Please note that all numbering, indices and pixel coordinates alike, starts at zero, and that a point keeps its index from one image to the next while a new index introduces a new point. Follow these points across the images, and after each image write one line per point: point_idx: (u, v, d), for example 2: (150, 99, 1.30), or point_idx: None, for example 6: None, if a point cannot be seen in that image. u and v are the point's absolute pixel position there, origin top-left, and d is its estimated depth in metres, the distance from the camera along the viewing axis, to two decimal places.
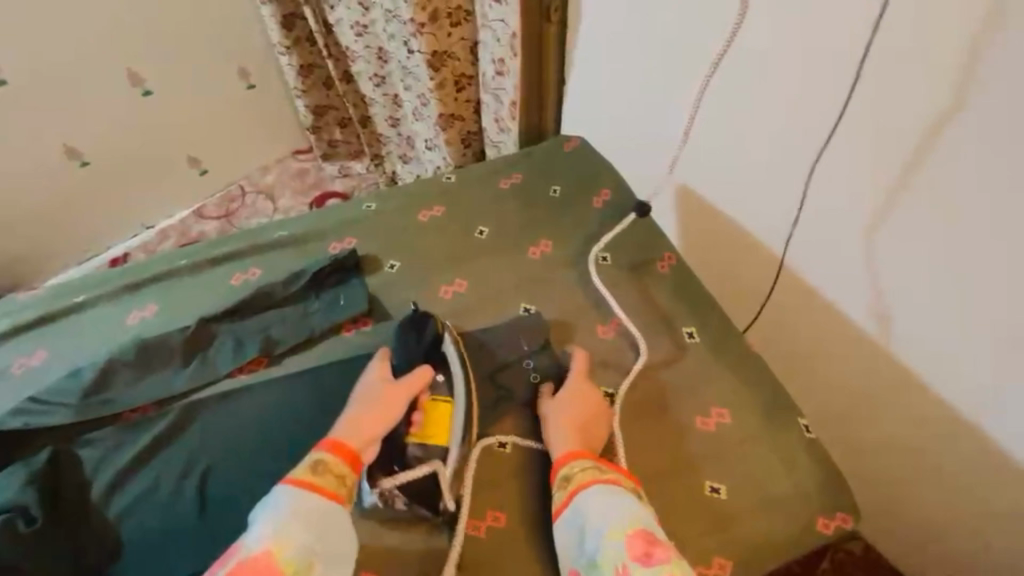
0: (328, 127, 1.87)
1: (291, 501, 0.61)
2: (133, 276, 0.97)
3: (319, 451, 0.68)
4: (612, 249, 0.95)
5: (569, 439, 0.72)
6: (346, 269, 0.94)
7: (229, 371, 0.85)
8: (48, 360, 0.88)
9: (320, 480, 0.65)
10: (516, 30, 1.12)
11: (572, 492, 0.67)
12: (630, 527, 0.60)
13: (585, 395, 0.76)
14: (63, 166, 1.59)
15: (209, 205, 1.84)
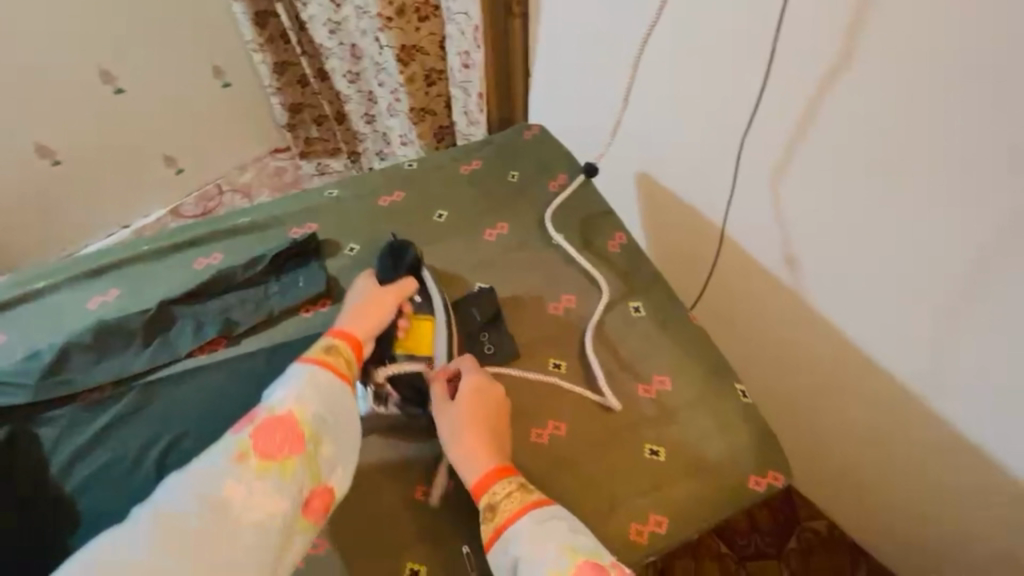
0: (304, 124, 1.88)
1: (304, 372, 0.69)
2: (94, 262, 0.98)
3: (332, 338, 0.75)
4: (562, 229, 0.99)
5: (482, 460, 0.69)
6: (307, 253, 0.96)
7: (189, 351, 0.87)
8: (9, 344, 0.89)
9: (330, 360, 0.72)
10: (478, 22, 1.16)
11: (502, 525, 0.65)
12: (574, 566, 0.60)
13: (477, 397, 0.74)
14: (33, 165, 1.59)
15: (187, 205, 1.87)
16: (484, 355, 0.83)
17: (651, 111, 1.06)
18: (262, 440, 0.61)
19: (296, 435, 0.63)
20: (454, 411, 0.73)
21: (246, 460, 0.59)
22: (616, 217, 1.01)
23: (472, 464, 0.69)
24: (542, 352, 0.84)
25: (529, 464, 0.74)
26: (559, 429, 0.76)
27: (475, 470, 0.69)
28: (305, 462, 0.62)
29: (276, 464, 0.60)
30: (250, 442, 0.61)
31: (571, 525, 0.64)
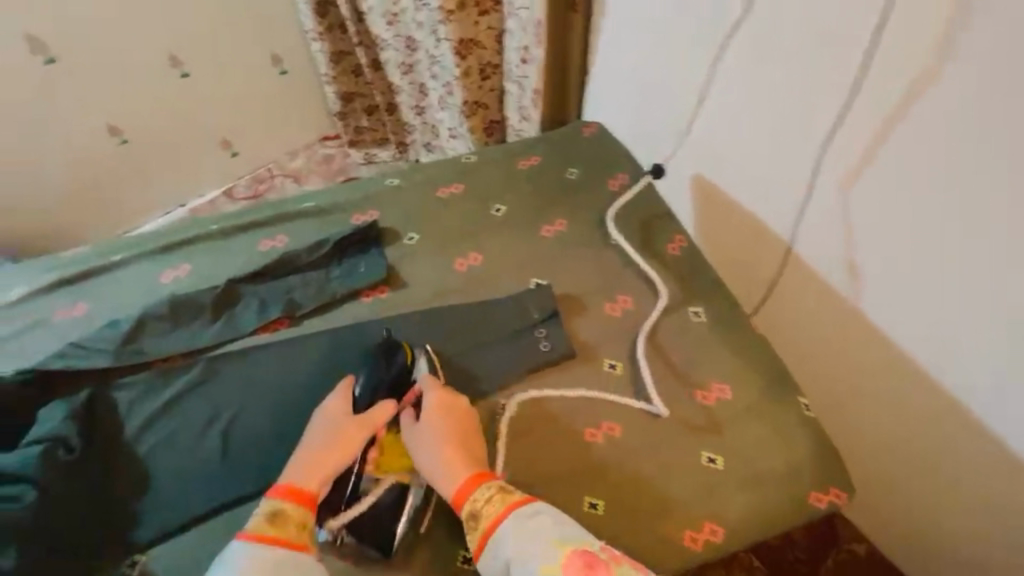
0: (355, 113, 1.92)
1: (245, 562, 0.61)
2: (168, 239, 1.03)
3: (277, 498, 0.66)
4: (622, 229, 0.98)
5: (458, 469, 0.68)
6: (368, 241, 0.98)
7: (254, 328, 0.90)
8: (88, 312, 0.94)
9: (275, 529, 0.64)
10: (542, 18, 1.16)
11: (487, 530, 0.64)
12: (564, 557, 0.60)
13: (446, 407, 0.73)
14: (104, 143, 1.68)
15: (239, 187, 1.92)
16: (539, 352, 0.83)
17: (712, 113, 1.04)
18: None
19: None
20: (426, 425, 0.71)
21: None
22: (673, 220, 0.99)
23: (446, 479, 0.68)
24: (598, 353, 0.83)
25: (581, 464, 0.73)
26: (613, 431, 0.76)
27: (452, 480, 0.68)
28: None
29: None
30: None
31: (556, 516, 0.64)
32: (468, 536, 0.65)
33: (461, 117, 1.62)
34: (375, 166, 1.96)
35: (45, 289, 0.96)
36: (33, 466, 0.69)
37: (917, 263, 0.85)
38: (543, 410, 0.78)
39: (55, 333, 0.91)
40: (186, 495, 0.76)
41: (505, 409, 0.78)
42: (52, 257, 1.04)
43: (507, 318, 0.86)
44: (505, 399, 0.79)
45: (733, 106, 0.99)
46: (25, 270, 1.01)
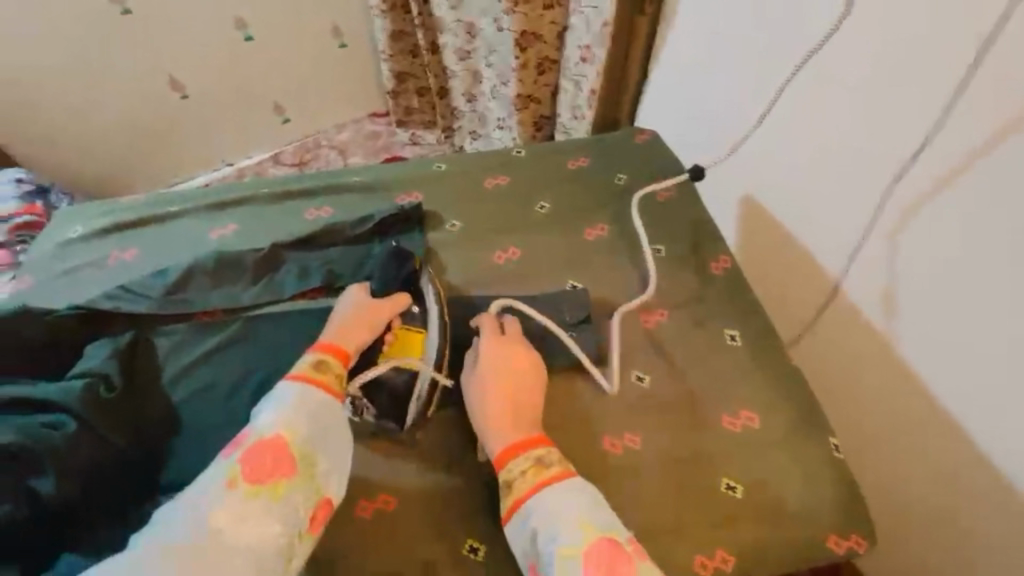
0: (407, 93, 1.92)
1: (293, 393, 0.67)
2: (220, 197, 1.06)
3: (318, 351, 0.73)
4: (666, 242, 0.97)
5: (506, 432, 0.70)
6: (410, 222, 0.99)
7: (292, 294, 0.91)
8: (138, 257, 0.97)
9: (319, 374, 0.71)
10: (608, 19, 1.15)
11: (517, 499, 0.66)
12: (586, 542, 0.60)
13: (499, 370, 0.74)
14: (165, 96, 1.76)
15: (286, 151, 1.94)
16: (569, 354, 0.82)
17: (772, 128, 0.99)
18: (252, 466, 0.60)
19: (286, 461, 0.62)
20: (475, 384, 0.74)
21: (235, 487, 0.59)
22: (717, 239, 0.97)
23: (492, 441, 0.70)
24: (627, 363, 0.82)
25: (599, 470, 0.73)
26: (634, 444, 0.75)
27: (497, 442, 0.69)
28: (298, 483, 0.61)
29: (265, 489, 0.59)
30: (239, 468, 0.60)
31: (587, 497, 0.64)
32: (503, 499, 0.67)
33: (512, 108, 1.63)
34: (418, 148, 1.99)
35: (100, 232, 1.00)
36: (76, 395, 0.72)
37: (965, 314, 0.79)
38: (568, 412, 0.77)
39: (106, 274, 0.95)
40: (208, 450, 0.78)
41: None
42: (108, 201, 1.08)
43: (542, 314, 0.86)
44: None
45: (795, 121, 0.95)
46: (83, 211, 1.05)
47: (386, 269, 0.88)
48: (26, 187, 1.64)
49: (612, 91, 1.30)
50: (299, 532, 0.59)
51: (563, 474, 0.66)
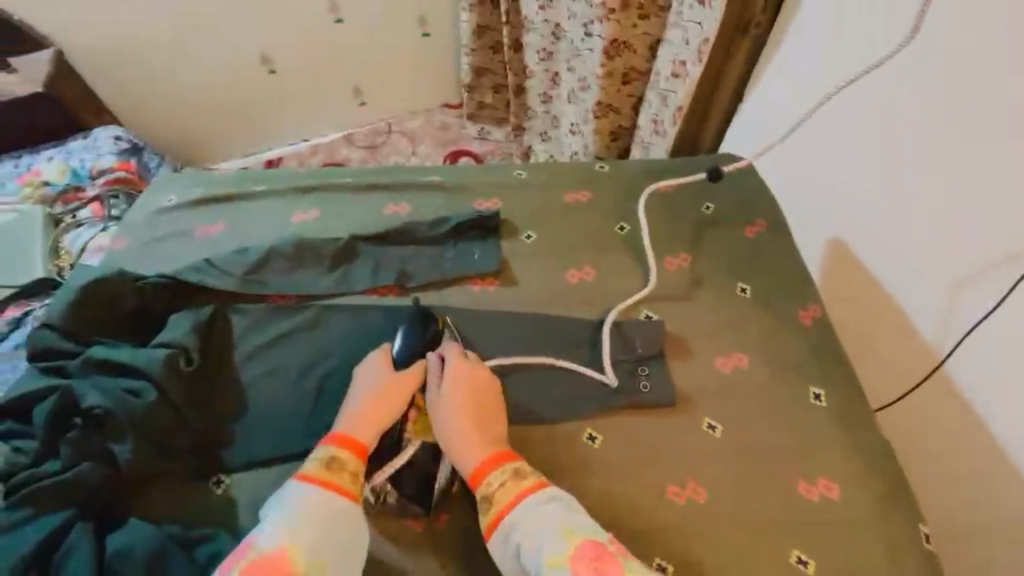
0: (483, 88, 1.95)
1: (301, 501, 0.64)
2: (305, 182, 1.08)
3: (329, 447, 0.68)
4: (753, 282, 0.91)
5: (479, 448, 0.70)
6: (485, 228, 0.98)
7: (365, 288, 0.93)
8: (224, 233, 1.01)
9: (331, 476, 0.66)
10: (710, 36, 1.09)
11: (498, 514, 0.66)
12: (572, 548, 0.61)
13: (463, 383, 0.74)
14: (256, 71, 1.88)
15: (358, 133, 2.04)
16: (639, 391, 0.79)
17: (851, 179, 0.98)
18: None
19: None
20: (437, 401, 0.73)
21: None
22: (804, 283, 0.91)
23: (465, 456, 0.70)
24: (697, 408, 0.78)
25: (656, 517, 0.70)
26: (698, 497, 0.71)
27: (467, 460, 0.69)
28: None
29: None
30: None
31: (566, 505, 0.65)
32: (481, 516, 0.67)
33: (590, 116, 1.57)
34: (487, 143, 2.00)
35: (190, 204, 1.04)
36: (157, 367, 0.75)
37: None
38: (630, 451, 0.75)
39: (193, 245, 0.99)
40: (271, 434, 0.78)
41: (593, 438, 0.76)
42: (199, 174, 1.12)
43: (612, 343, 0.83)
44: (595, 425, 0.77)
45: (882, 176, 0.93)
46: (175, 181, 1.09)
47: (409, 333, 0.80)
48: (123, 145, 1.79)
49: (699, 109, 1.25)
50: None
51: (539, 483, 0.67)
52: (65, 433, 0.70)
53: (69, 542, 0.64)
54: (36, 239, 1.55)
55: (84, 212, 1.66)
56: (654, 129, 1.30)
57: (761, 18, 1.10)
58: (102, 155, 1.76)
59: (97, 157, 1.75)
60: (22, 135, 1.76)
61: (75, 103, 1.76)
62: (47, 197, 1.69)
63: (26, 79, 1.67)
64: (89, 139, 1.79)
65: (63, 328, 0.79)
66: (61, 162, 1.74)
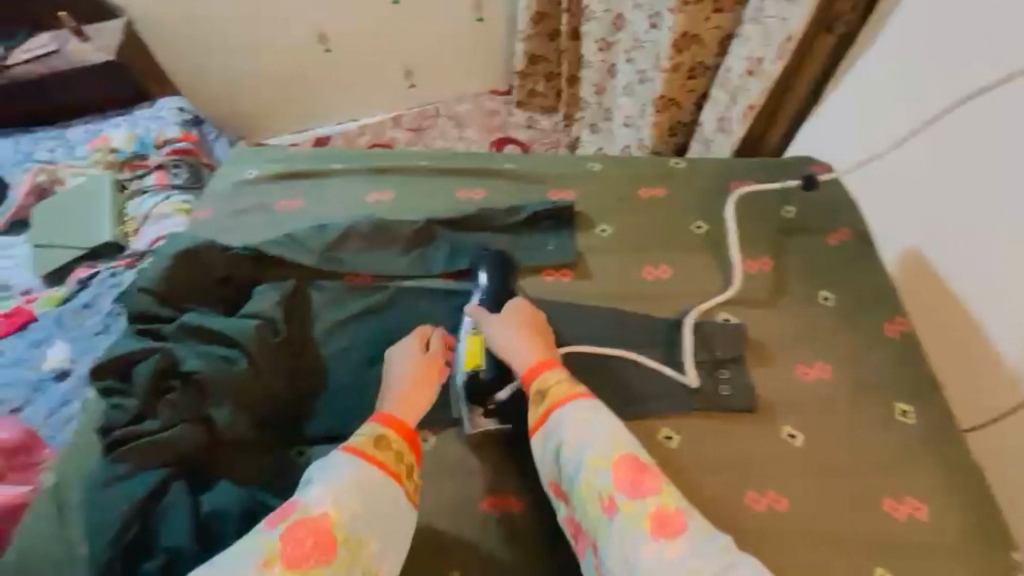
0: (535, 76, 1.94)
1: (347, 470, 0.60)
2: (380, 162, 1.09)
3: (376, 424, 0.65)
4: (835, 290, 0.89)
5: (535, 351, 0.74)
6: (560, 219, 0.98)
7: (441, 272, 0.93)
8: (303, 208, 1.03)
9: (378, 451, 0.63)
10: (794, 34, 1.05)
11: (548, 409, 0.68)
12: (614, 455, 0.63)
13: (529, 308, 0.81)
14: (311, 48, 1.92)
15: (405, 115, 2.04)
16: (719, 395, 0.78)
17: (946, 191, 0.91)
18: (293, 548, 0.53)
19: (328, 544, 0.54)
20: (504, 315, 0.78)
21: (271, 566, 0.52)
22: (887, 295, 0.88)
23: (523, 357, 0.74)
24: (776, 417, 0.77)
25: (734, 521, 0.69)
26: (777, 504, 0.70)
27: (525, 360, 0.73)
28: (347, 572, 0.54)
29: None
30: (279, 548, 0.53)
31: (614, 419, 0.67)
32: (531, 410, 0.70)
33: (649, 109, 1.51)
34: (534, 132, 1.99)
35: (272, 177, 1.07)
36: (249, 337, 0.78)
37: None
38: (707, 453, 0.74)
39: (273, 218, 1.01)
40: (352, 410, 0.80)
41: (670, 438, 0.75)
42: (279, 149, 1.15)
43: (693, 344, 0.82)
44: (671, 426, 0.77)
45: (975, 198, 0.87)
46: (256, 154, 1.12)
47: (493, 274, 0.87)
48: (185, 116, 1.85)
49: (772, 109, 1.21)
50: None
51: (589, 395, 0.70)
52: (163, 394, 0.74)
53: (166, 499, 0.68)
54: (105, 205, 1.64)
55: (147, 178, 1.71)
56: (720, 126, 1.27)
57: (848, 17, 1.05)
58: (166, 124, 1.81)
59: (161, 127, 1.81)
60: (91, 101, 1.82)
61: (141, 72, 1.81)
62: (114, 162, 1.74)
63: (101, 47, 1.75)
64: (153, 108, 1.85)
65: (158, 293, 0.82)
66: (128, 129, 1.80)
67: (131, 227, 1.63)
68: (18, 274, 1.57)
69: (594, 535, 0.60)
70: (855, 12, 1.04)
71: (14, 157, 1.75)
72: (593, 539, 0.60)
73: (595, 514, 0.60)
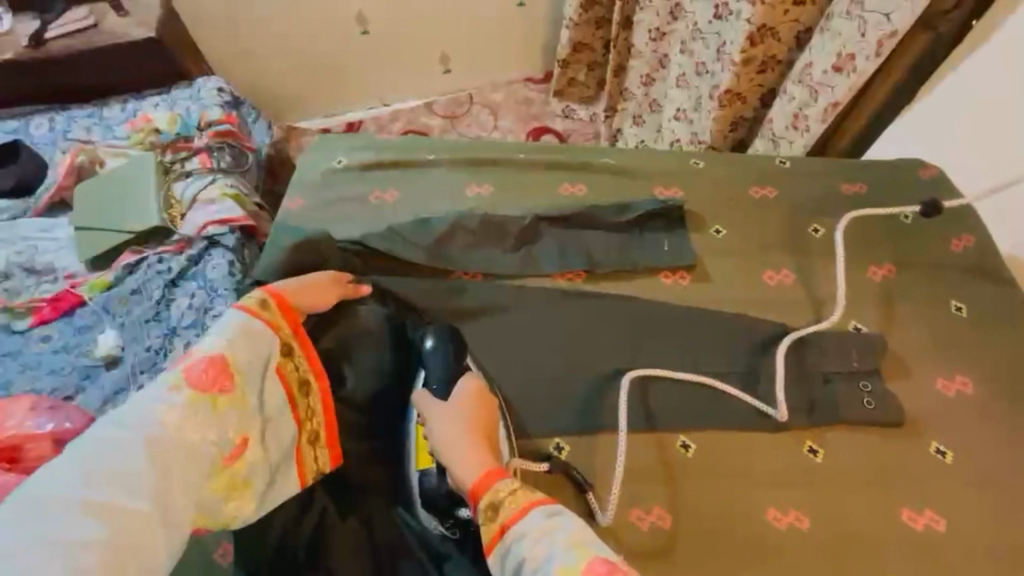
0: (577, 65, 1.83)
1: (231, 319, 0.68)
2: (471, 153, 1.05)
3: (266, 293, 0.72)
4: (967, 299, 0.87)
5: (480, 460, 0.64)
6: (671, 219, 0.94)
7: (553, 272, 0.89)
8: (400, 200, 0.99)
9: (263, 311, 0.70)
10: (898, 29, 0.97)
11: (502, 526, 0.59)
12: (584, 561, 0.54)
13: (483, 399, 0.71)
14: (349, 29, 1.84)
15: (439, 101, 2.03)
16: (863, 408, 0.77)
17: None
18: (194, 377, 0.62)
19: (225, 376, 0.63)
20: (450, 415, 0.68)
21: (179, 390, 0.60)
22: (1018, 305, 0.86)
23: (467, 467, 0.64)
24: (924, 435, 0.76)
25: (897, 539, 0.70)
26: (937, 524, 0.70)
27: (470, 469, 0.63)
28: (237, 398, 0.63)
29: (205, 398, 0.61)
30: (183, 376, 0.61)
31: (577, 522, 0.59)
32: (482, 529, 0.60)
33: (706, 104, 1.41)
34: (571, 122, 1.96)
35: (361, 165, 1.02)
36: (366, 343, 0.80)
37: None
38: (860, 468, 0.74)
39: (369, 211, 0.97)
40: None
41: (815, 452, 0.75)
42: (366, 137, 1.10)
43: (825, 355, 0.80)
44: (815, 439, 0.76)
45: None
46: (341, 142, 1.08)
47: (442, 349, 0.74)
48: (225, 97, 1.74)
49: (848, 112, 1.15)
50: (220, 487, 0.60)
51: (547, 497, 0.61)
52: None
53: (314, 505, 0.71)
54: (149, 186, 1.53)
55: (192, 161, 1.61)
56: (793, 124, 1.17)
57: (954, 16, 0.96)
58: (207, 106, 1.70)
59: (204, 108, 1.70)
60: (128, 79, 1.72)
61: (180, 48, 1.71)
62: (157, 144, 1.64)
63: (134, 22, 1.64)
64: (192, 88, 1.74)
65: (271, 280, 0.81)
66: (168, 110, 1.69)
67: (177, 211, 1.55)
68: (63, 256, 1.50)
69: None
70: (961, 9, 0.95)
71: (49, 137, 1.67)
72: None
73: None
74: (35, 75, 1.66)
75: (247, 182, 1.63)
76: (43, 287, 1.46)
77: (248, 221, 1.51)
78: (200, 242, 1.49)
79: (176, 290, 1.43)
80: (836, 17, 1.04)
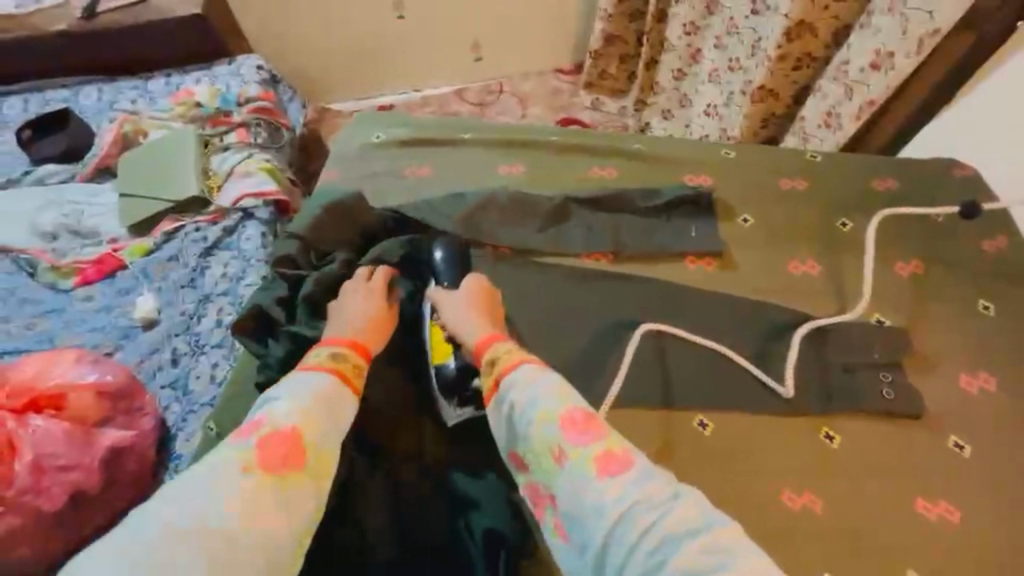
0: (608, 57, 1.84)
1: (308, 381, 0.61)
2: (504, 133, 1.07)
3: (333, 345, 0.67)
4: (996, 300, 0.87)
5: (483, 330, 0.71)
6: (699, 206, 0.95)
7: (580, 252, 0.91)
8: (433, 176, 1.01)
9: (342, 366, 0.64)
10: (942, 28, 0.95)
11: (495, 379, 0.65)
12: (565, 406, 0.59)
13: (485, 289, 0.78)
14: (385, 14, 1.87)
15: (470, 89, 2.06)
16: (882, 399, 0.78)
17: None
18: (268, 452, 0.54)
19: (299, 453, 0.56)
20: (460, 300, 0.75)
21: (249, 472, 0.53)
22: None
23: (473, 335, 0.71)
24: (942, 430, 0.77)
25: (909, 528, 0.70)
26: (951, 515, 0.71)
27: (476, 334, 0.71)
28: (312, 477, 0.56)
29: (278, 478, 0.54)
30: (254, 454, 0.54)
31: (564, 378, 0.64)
32: (482, 382, 0.67)
33: (738, 99, 1.40)
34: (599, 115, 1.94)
35: (396, 142, 1.05)
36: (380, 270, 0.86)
37: None
38: (875, 457, 0.75)
39: (403, 185, 1.00)
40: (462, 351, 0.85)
41: (831, 438, 0.76)
42: (402, 115, 1.13)
43: (844, 346, 0.82)
44: (831, 426, 0.77)
45: None
46: (378, 118, 1.11)
47: (448, 250, 0.86)
48: (264, 75, 1.79)
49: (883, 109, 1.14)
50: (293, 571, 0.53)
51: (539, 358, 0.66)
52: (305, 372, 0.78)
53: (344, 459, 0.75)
54: (189, 157, 1.59)
55: (230, 135, 1.66)
56: (825, 121, 1.18)
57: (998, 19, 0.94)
58: (247, 83, 1.75)
59: (244, 84, 1.74)
60: (173, 55, 1.79)
61: (221, 26, 1.76)
62: (197, 118, 1.69)
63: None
64: (232, 65, 1.79)
65: (307, 241, 0.87)
66: (209, 85, 1.74)
67: (215, 182, 1.60)
68: (106, 221, 1.57)
69: (551, 488, 0.58)
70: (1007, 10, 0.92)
71: (97, 107, 1.74)
72: (550, 491, 0.58)
73: (547, 466, 0.58)
74: (86, 48, 1.73)
75: (281, 158, 1.68)
76: (86, 249, 1.53)
77: (281, 195, 1.56)
78: (235, 213, 1.54)
79: (211, 257, 1.48)
80: (876, 14, 1.03)
